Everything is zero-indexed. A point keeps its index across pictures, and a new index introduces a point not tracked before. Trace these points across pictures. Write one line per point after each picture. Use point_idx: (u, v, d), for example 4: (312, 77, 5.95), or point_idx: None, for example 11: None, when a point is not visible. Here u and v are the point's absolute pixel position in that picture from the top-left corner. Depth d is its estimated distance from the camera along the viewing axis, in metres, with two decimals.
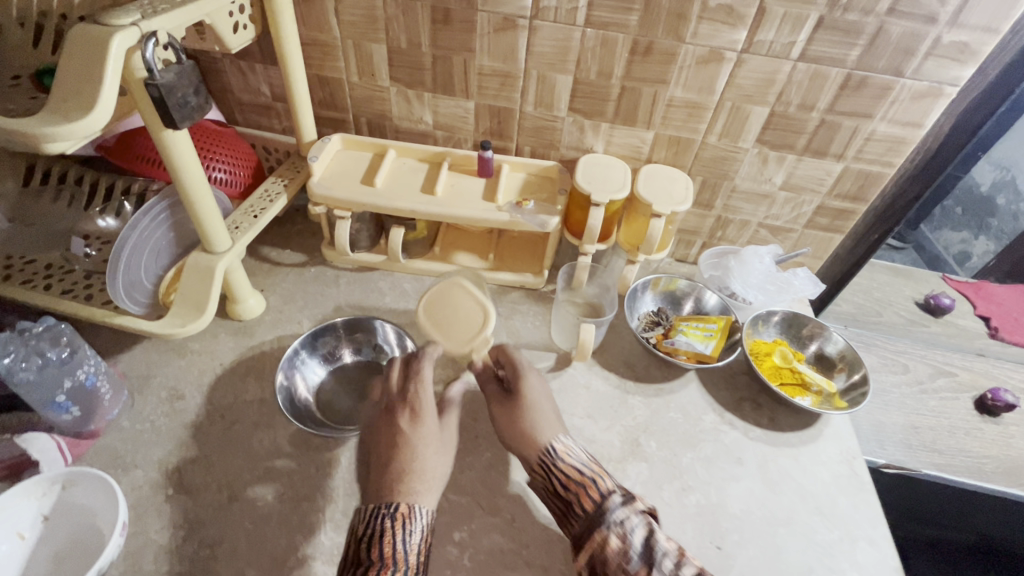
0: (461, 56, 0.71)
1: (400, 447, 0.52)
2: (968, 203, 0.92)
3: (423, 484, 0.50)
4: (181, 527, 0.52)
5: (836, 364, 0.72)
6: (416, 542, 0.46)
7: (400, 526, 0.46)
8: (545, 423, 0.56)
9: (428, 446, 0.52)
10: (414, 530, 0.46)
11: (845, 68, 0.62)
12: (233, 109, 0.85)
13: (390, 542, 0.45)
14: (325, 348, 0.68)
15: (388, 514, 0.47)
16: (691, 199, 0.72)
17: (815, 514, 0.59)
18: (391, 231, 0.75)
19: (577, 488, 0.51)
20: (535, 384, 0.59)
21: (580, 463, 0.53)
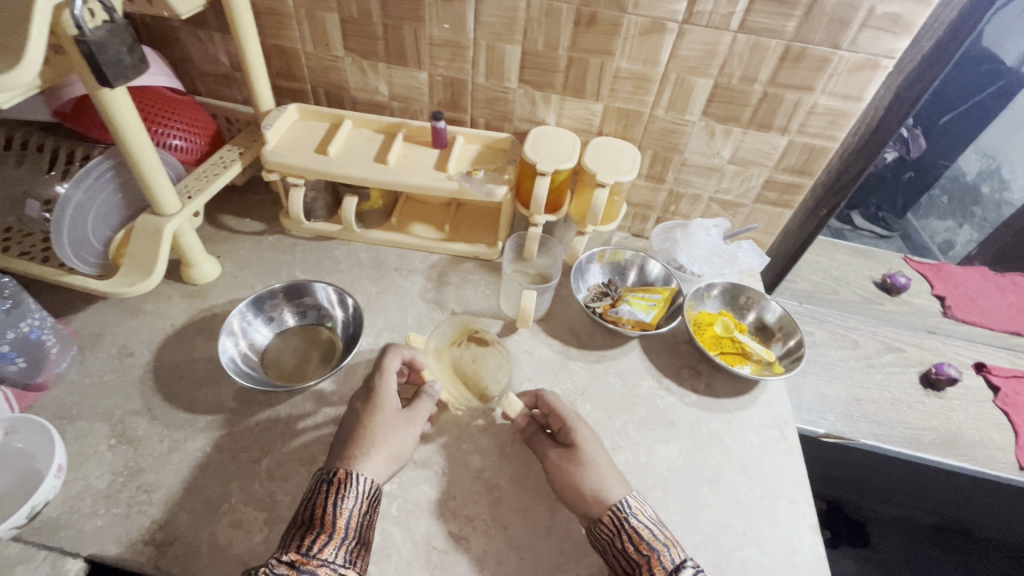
0: (411, 25, 0.72)
1: (356, 424, 0.54)
2: (953, 192, 1.12)
3: (369, 451, 0.52)
4: (121, 474, 0.55)
5: (775, 333, 0.74)
6: (353, 508, 0.48)
7: (336, 491, 0.49)
8: (608, 476, 0.53)
9: (384, 420, 0.54)
10: (350, 495, 0.49)
11: (784, 40, 0.63)
12: (195, 80, 0.86)
13: (326, 504, 0.48)
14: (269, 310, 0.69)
15: (327, 480, 0.50)
16: (637, 170, 0.73)
17: (741, 474, 0.61)
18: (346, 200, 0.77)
19: (648, 552, 0.48)
20: (588, 435, 0.56)
21: (650, 523, 0.50)
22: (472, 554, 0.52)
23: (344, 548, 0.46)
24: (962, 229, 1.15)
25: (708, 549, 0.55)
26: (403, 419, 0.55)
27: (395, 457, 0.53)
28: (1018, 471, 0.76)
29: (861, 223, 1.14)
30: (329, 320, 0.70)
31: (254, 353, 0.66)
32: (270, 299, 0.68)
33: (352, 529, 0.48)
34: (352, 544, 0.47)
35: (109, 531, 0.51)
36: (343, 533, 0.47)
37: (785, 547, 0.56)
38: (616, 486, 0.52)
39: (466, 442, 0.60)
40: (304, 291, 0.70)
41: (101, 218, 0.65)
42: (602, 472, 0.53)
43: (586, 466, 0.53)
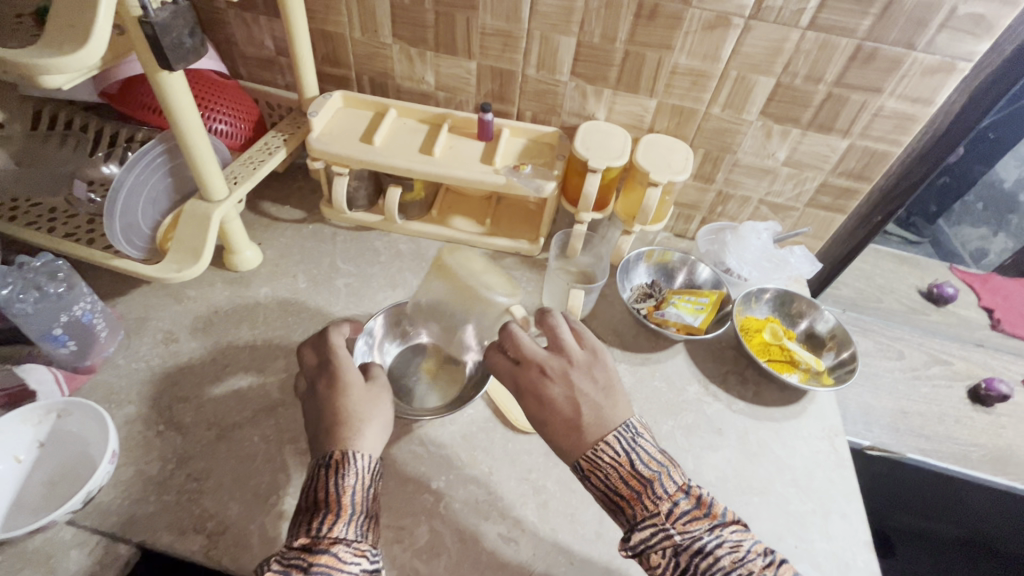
0: (464, 13, 0.70)
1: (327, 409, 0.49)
2: (990, 199, 1.04)
3: (361, 427, 0.48)
4: (170, 460, 0.54)
5: (826, 342, 0.72)
6: (355, 485, 0.45)
7: (337, 472, 0.45)
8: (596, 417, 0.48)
9: (358, 397, 0.50)
10: (351, 472, 0.45)
11: (856, 39, 0.61)
12: (238, 64, 0.85)
13: (327, 486, 0.44)
14: (404, 328, 0.70)
15: (324, 463, 0.45)
16: (690, 169, 0.71)
17: (791, 486, 0.60)
18: (391, 192, 0.76)
19: (613, 508, 0.45)
20: (559, 381, 0.50)
21: (611, 482, 0.46)
22: (521, 556, 0.52)
23: (354, 523, 0.43)
24: (997, 237, 1.10)
25: None
26: (376, 392, 0.51)
27: (386, 427, 0.50)
28: None
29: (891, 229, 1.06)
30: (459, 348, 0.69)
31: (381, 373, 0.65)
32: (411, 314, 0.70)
33: (360, 503, 0.44)
34: (361, 520, 0.44)
35: (160, 518, 0.51)
36: (350, 510, 0.43)
37: (839, 563, 0.54)
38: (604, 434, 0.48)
39: (512, 442, 0.59)
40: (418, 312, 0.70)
41: (150, 202, 0.65)
42: (584, 416, 0.49)
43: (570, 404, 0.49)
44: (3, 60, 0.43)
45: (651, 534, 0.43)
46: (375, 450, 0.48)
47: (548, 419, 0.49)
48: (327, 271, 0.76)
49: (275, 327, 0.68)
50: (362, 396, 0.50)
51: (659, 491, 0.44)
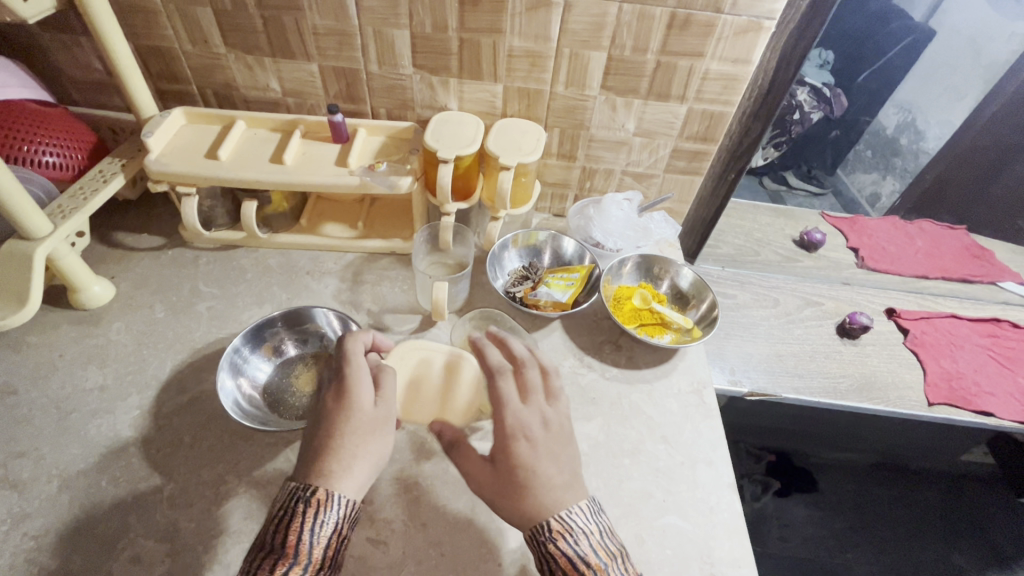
0: (291, 15, 0.68)
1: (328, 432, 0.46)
2: (875, 144, 1.14)
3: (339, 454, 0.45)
4: (4, 522, 0.51)
5: (690, 299, 0.75)
6: (322, 535, 0.42)
7: (313, 514, 0.42)
8: (549, 486, 0.45)
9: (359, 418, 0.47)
10: (326, 521, 0.42)
11: (668, 7, 0.63)
12: (68, 88, 0.80)
13: (298, 531, 0.41)
14: (268, 344, 0.65)
15: (302, 499, 0.42)
16: (543, 149, 0.72)
17: (660, 442, 0.62)
18: (248, 207, 0.73)
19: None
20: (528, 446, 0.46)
21: (579, 549, 0.42)
22: (391, 557, 0.51)
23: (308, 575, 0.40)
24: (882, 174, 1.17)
25: (630, 521, 0.55)
26: (376, 413, 0.49)
27: (381, 445, 0.47)
28: (927, 407, 0.80)
29: (796, 183, 1.12)
30: (334, 350, 0.67)
31: (258, 394, 0.62)
32: (268, 329, 0.65)
33: (318, 557, 0.41)
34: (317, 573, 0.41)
35: None
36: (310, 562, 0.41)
37: (704, 508, 0.57)
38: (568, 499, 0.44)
39: None
40: (273, 326, 0.65)
41: None
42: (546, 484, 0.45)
43: (522, 476, 0.45)
44: None
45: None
46: (352, 489, 0.44)
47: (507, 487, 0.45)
48: (187, 296, 0.72)
49: (128, 363, 0.64)
50: (368, 413, 0.48)
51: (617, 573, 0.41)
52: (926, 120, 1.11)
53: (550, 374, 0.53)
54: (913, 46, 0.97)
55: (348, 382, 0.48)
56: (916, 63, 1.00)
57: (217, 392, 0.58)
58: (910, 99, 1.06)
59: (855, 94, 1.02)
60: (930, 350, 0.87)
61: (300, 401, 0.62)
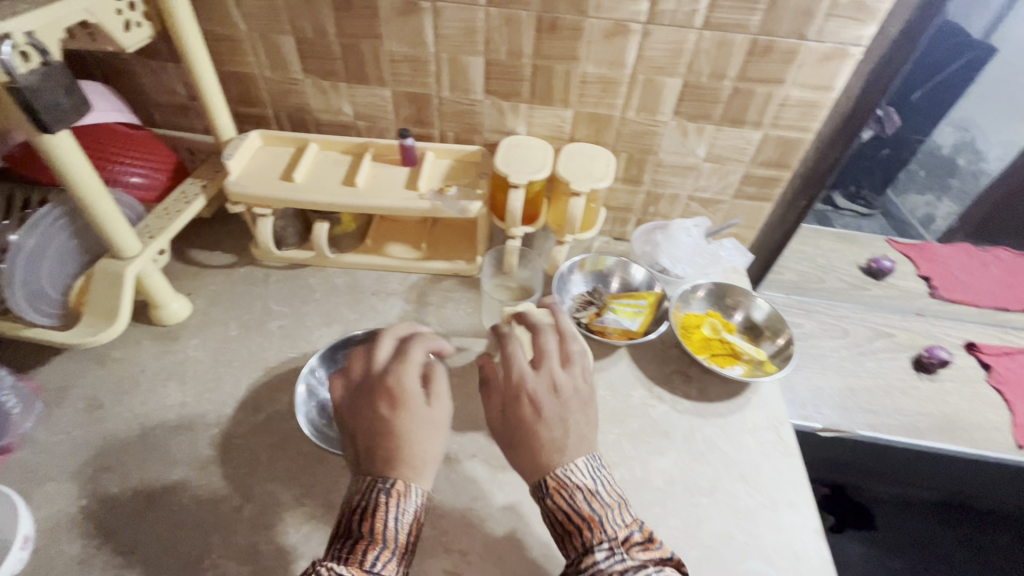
0: (369, 43, 0.70)
1: (390, 439, 0.47)
2: (929, 164, 1.07)
3: (414, 457, 0.47)
4: (95, 536, 0.52)
5: (763, 331, 0.72)
6: (407, 522, 0.44)
7: (394, 503, 0.44)
8: (559, 428, 0.48)
9: (410, 420, 0.49)
10: (408, 508, 0.44)
11: (750, 34, 0.62)
12: (151, 112, 0.83)
13: (382, 518, 0.43)
14: (345, 363, 0.66)
15: (384, 491, 0.45)
16: (613, 175, 0.71)
17: (739, 481, 0.60)
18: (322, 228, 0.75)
19: (571, 530, 0.43)
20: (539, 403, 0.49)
21: (573, 502, 0.44)
22: None
23: (391, 561, 0.41)
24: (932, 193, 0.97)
25: (711, 564, 0.53)
26: (427, 413, 0.50)
27: (438, 432, 0.50)
28: (1016, 450, 0.75)
29: (844, 205, 1.07)
30: None
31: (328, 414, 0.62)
32: (348, 348, 0.66)
33: (401, 540, 0.43)
34: (399, 560, 0.42)
35: None
36: (394, 545, 0.42)
37: (789, 553, 0.55)
38: (577, 443, 0.48)
39: (456, 471, 0.59)
40: (353, 343, 0.67)
41: (58, 269, 0.61)
42: (552, 440, 0.47)
43: (529, 429, 0.48)
44: None
45: (605, 559, 0.41)
46: (421, 479, 0.46)
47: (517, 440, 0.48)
48: (258, 314, 0.74)
49: (207, 380, 0.66)
50: (423, 413, 0.49)
51: (616, 521, 0.44)
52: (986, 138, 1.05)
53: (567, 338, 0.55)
54: (972, 63, 0.92)
55: (402, 393, 0.50)
56: (972, 79, 0.95)
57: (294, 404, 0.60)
58: (967, 118, 1.01)
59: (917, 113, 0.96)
60: (1016, 388, 0.82)
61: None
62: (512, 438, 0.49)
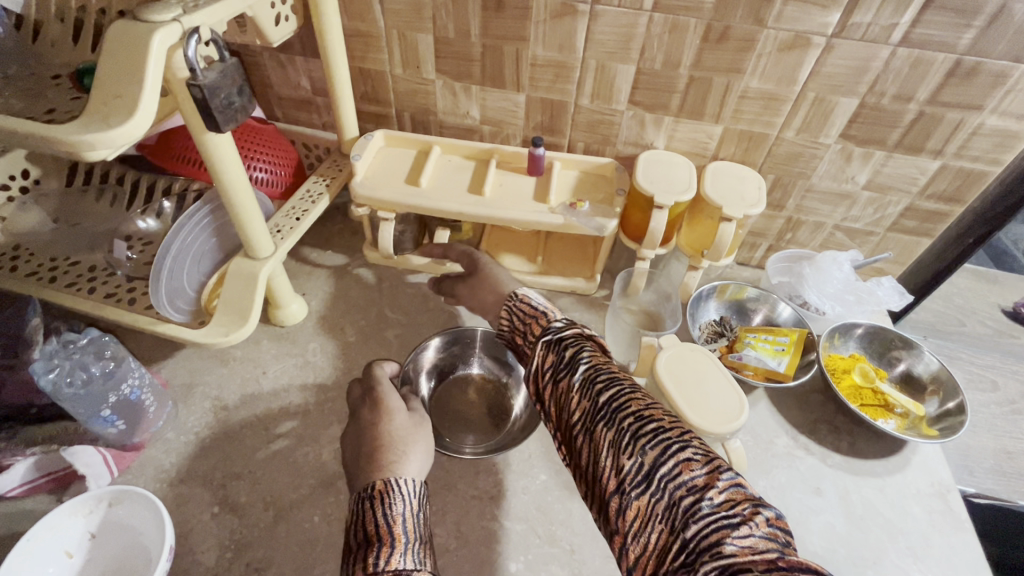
0: (513, 45, 0.66)
1: (368, 436, 0.50)
2: None
3: (406, 450, 0.49)
4: (228, 548, 0.50)
5: (926, 385, 0.64)
6: (404, 512, 0.43)
7: (380, 502, 0.43)
8: (505, 278, 0.62)
9: (401, 423, 0.51)
10: (396, 500, 0.44)
11: (955, 54, 0.55)
12: (272, 105, 0.82)
13: (374, 519, 0.42)
14: (457, 355, 0.67)
15: (367, 496, 0.44)
16: (765, 200, 0.65)
17: (907, 554, 0.53)
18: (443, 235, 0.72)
19: (531, 322, 0.52)
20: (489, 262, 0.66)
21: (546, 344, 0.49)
22: None
23: (411, 551, 0.41)
24: None
25: None
26: (416, 421, 0.52)
27: (427, 453, 0.50)
28: None
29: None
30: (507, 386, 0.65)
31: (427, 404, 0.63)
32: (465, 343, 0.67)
33: (412, 530, 0.42)
34: (418, 547, 0.42)
35: None
36: (404, 538, 0.41)
37: None
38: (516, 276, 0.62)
39: (591, 513, 0.55)
40: (471, 342, 0.67)
41: (196, 265, 0.62)
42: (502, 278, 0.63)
43: (484, 286, 0.63)
44: (45, 137, 0.39)
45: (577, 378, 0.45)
46: (415, 479, 0.47)
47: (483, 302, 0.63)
48: (375, 322, 0.71)
49: (328, 388, 0.64)
50: (399, 421, 0.52)
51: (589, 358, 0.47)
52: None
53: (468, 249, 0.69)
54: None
55: (383, 396, 0.53)
56: None
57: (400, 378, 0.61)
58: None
59: None
60: None
61: (463, 421, 0.62)
62: (479, 293, 0.63)
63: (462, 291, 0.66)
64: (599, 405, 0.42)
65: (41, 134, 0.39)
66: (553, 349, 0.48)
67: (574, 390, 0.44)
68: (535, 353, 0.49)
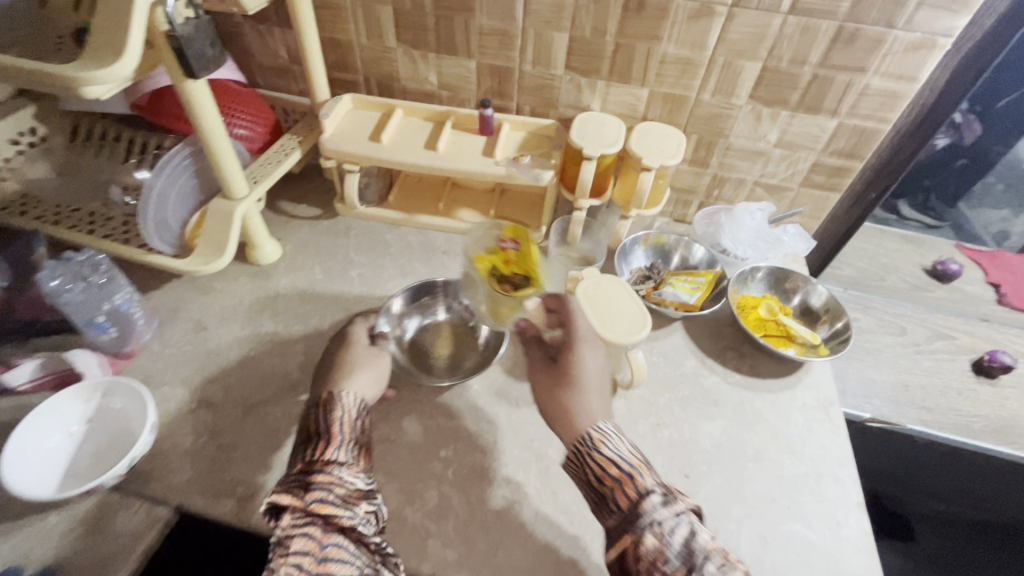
0: (462, 16, 0.74)
1: (335, 361, 0.60)
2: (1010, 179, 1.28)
3: (353, 372, 0.58)
4: (202, 434, 0.60)
5: (820, 316, 0.74)
6: (343, 417, 0.53)
7: (325, 409, 0.53)
8: (593, 402, 0.54)
9: (359, 352, 0.61)
10: (337, 408, 0.53)
11: (836, 21, 0.63)
12: (254, 73, 0.91)
13: (317, 422, 0.52)
14: (422, 304, 0.73)
15: (315, 405, 0.54)
16: (683, 154, 0.74)
17: (785, 451, 0.62)
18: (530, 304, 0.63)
19: (612, 483, 0.47)
20: (587, 359, 0.57)
21: (607, 458, 0.48)
22: (525, 515, 0.55)
23: (344, 448, 0.51)
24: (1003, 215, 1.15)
25: (753, 522, 0.56)
26: (373, 351, 0.62)
27: (377, 377, 0.60)
28: None
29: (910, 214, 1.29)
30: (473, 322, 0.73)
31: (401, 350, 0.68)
32: (427, 292, 0.73)
33: (348, 434, 0.52)
34: (351, 446, 0.52)
35: (195, 484, 0.56)
36: (339, 436, 0.51)
37: (830, 521, 0.57)
38: (580, 411, 0.53)
39: (516, 414, 0.64)
40: (434, 290, 0.73)
41: (178, 204, 0.71)
42: (585, 394, 0.54)
43: (564, 382, 0.55)
44: (50, 73, 0.48)
45: (655, 505, 0.44)
46: (361, 395, 0.57)
47: (552, 410, 0.54)
48: (341, 263, 0.80)
49: (295, 315, 0.73)
50: (359, 351, 0.61)
51: (651, 479, 0.47)
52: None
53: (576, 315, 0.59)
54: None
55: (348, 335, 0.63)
56: None
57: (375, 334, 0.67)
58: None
59: (995, 124, 1.16)
60: None
61: (439, 362, 0.69)
62: (555, 386, 0.56)
63: (540, 355, 0.61)
64: (682, 554, 0.42)
65: (46, 71, 0.48)
66: (618, 466, 0.47)
67: (647, 526, 0.43)
68: (600, 471, 0.48)
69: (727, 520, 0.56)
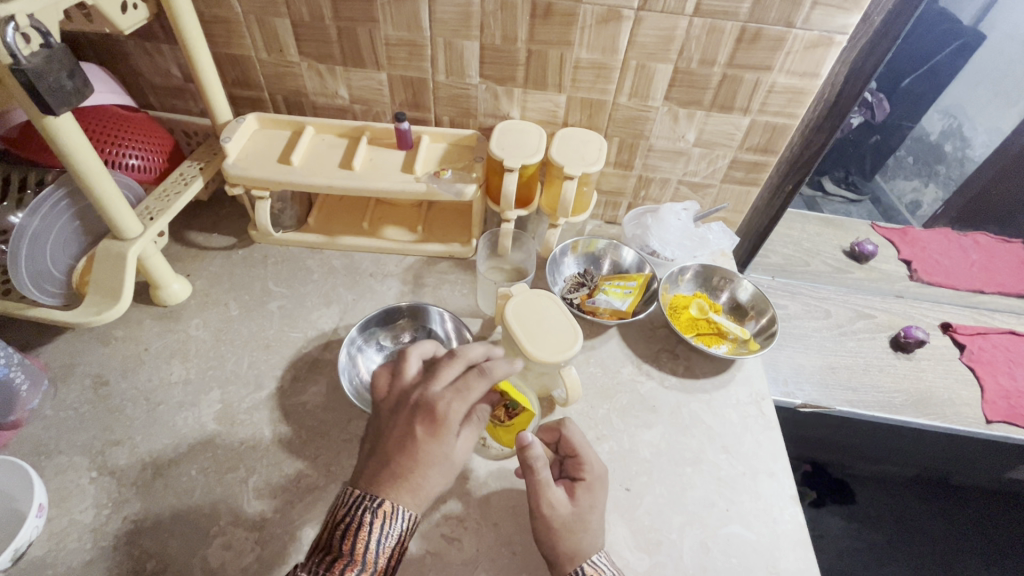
0: (365, 27, 0.70)
1: (411, 461, 0.47)
2: (917, 152, 1.17)
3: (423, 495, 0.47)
4: (106, 505, 0.54)
5: (748, 312, 0.77)
6: (391, 547, 0.45)
7: (379, 527, 0.45)
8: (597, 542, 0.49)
9: (442, 466, 0.48)
10: (392, 535, 0.45)
11: (739, 21, 0.63)
12: (148, 95, 0.83)
13: (365, 541, 0.44)
14: (389, 332, 0.71)
15: (370, 511, 0.45)
16: (605, 159, 0.73)
17: (721, 452, 0.63)
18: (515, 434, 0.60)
19: None
20: (595, 500, 0.52)
21: None
22: (466, 553, 0.54)
23: None
24: (928, 188, 1.23)
25: (693, 529, 0.57)
26: (457, 458, 0.49)
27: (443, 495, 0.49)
28: (984, 425, 0.80)
29: (831, 189, 1.16)
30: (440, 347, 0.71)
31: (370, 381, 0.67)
32: (391, 318, 0.71)
33: (386, 566, 0.44)
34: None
35: (99, 564, 0.51)
36: (376, 571, 0.44)
37: (767, 519, 0.58)
38: (589, 548, 0.49)
39: None
40: (396, 316, 0.72)
41: (58, 249, 0.64)
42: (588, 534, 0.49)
43: (567, 520, 0.49)
44: None
45: None
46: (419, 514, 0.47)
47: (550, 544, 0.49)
48: (258, 296, 0.75)
49: (208, 359, 0.67)
50: (454, 457, 0.48)
51: None
52: (973, 127, 1.13)
53: (584, 452, 0.54)
54: (963, 50, 0.98)
55: (445, 424, 0.48)
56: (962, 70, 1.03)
57: (337, 369, 0.65)
58: (957, 105, 1.08)
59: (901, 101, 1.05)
60: (988, 366, 0.87)
61: None
62: (559, 518, 0.49)
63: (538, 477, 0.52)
64: None
65: None
66: None
67: None
68: None
69: (669, 530, 0.56)
